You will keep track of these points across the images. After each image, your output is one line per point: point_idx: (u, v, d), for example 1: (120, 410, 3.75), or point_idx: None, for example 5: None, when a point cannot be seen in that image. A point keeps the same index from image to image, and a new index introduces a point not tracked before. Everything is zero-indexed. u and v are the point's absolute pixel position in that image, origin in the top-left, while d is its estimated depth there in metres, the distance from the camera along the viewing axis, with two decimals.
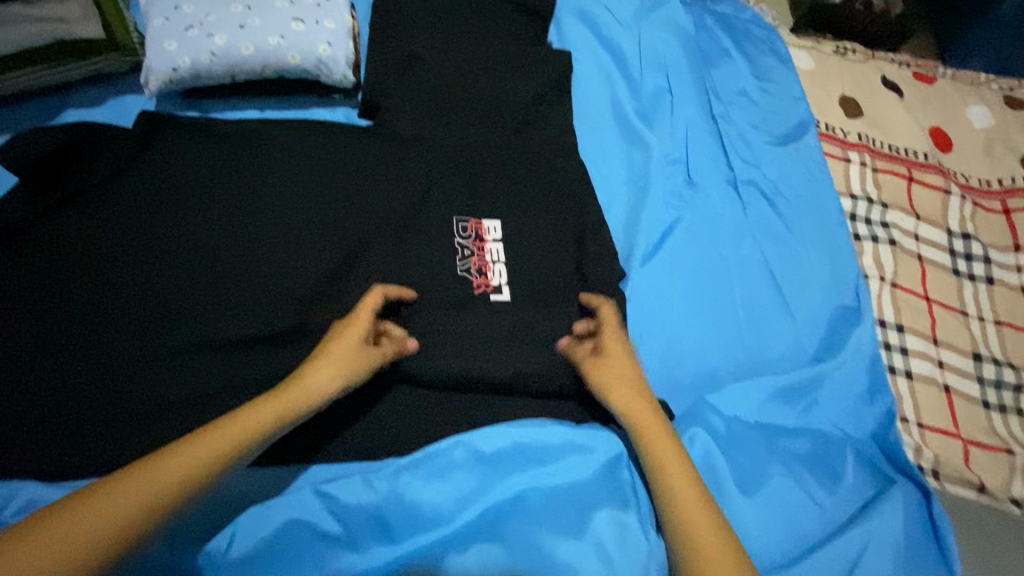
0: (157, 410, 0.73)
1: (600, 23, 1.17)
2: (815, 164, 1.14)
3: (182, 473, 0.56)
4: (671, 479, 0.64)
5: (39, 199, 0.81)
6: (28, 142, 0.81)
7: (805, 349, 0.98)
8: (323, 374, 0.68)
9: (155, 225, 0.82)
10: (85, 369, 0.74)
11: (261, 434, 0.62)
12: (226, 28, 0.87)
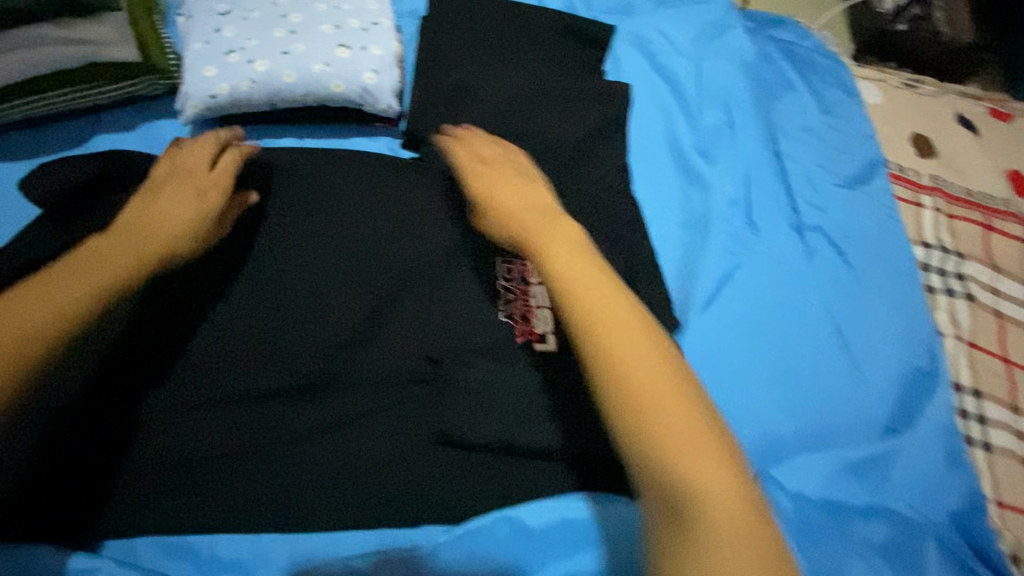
0: (187, 468, 0.69)
1: (656, 50, 1.10)
2: (886, 208, 1.06)
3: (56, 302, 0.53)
4: (679, 463, 0.45)
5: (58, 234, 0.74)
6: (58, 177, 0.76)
7: (876, 417, 0.90)
8: (178, 204, 0.65)
9: None
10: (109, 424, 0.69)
11: (146, 263, 0.60)
12: (269, 54, 0.82)
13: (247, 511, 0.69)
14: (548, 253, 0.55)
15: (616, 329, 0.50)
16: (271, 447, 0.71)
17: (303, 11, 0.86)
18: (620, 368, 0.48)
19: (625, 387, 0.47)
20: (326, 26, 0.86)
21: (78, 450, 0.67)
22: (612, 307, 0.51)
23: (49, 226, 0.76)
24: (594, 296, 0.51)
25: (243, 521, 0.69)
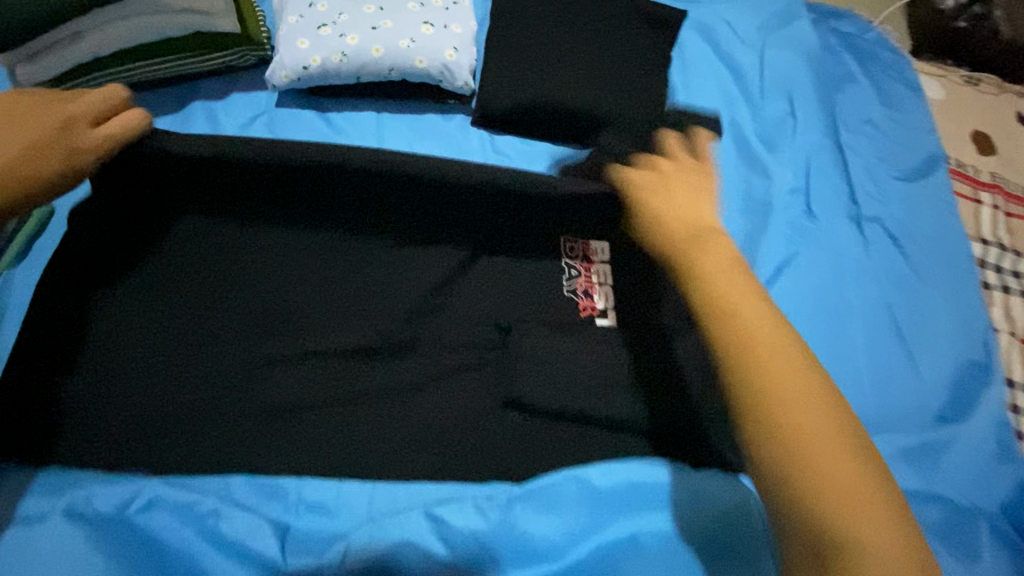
0: (277, 414, 0.76)
1: (720, 38, 1.11)
2: (946, 203, 1.06)
3: None
4: (839, 511, 0.45)
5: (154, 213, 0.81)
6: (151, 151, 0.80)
7: (930, 405, 0.91)
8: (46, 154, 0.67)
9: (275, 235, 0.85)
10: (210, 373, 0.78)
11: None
12: (359, 29, 0.87)
13: (326, 456, 0.75)
14: (705, 273, 0.55)
15: (762, 339, 0.50)
16: (353, 398, 0.79)
17: None
18: (781, 403, 0.48)
19: (771, 405, 0.48)
20: (412, 4, 0.90)
21: (177, 398, 0.75)
22: (763, 333, 0.51)
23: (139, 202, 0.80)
24: (747, 317, 0.52)
25: (333, 465, 0.74)
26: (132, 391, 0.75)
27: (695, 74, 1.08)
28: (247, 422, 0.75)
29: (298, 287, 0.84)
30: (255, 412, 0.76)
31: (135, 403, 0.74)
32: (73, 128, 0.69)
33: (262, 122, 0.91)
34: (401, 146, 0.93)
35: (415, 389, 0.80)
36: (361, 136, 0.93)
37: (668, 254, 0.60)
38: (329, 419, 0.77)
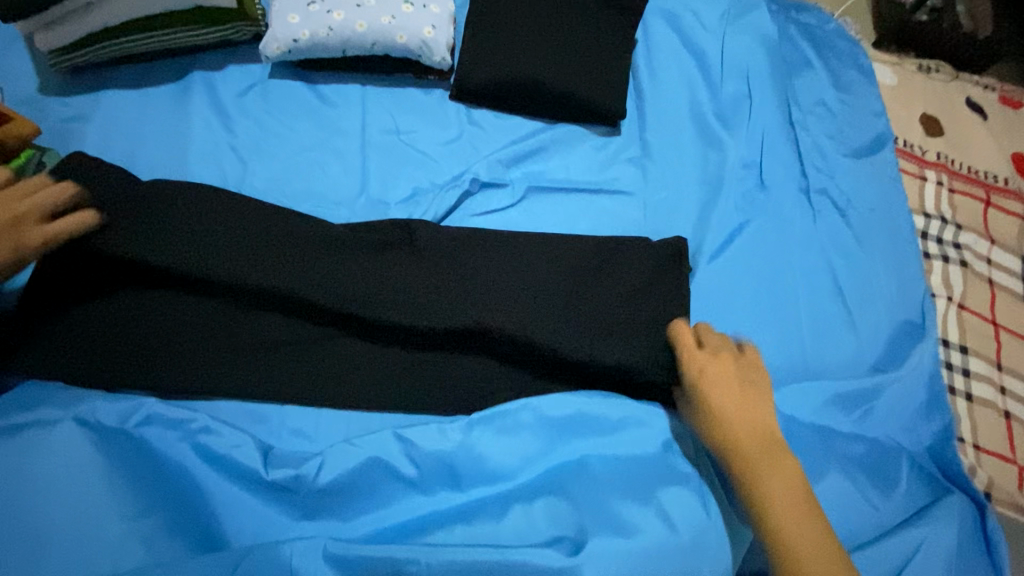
0: (245, 354, 0.82)
1: (684, 25, 1.20)
2: (891, 179, 1.14)
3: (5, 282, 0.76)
4: None
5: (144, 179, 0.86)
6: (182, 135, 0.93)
7: (865, 359, 0.99)
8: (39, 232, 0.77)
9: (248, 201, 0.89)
10: (182, 316, 0.82)
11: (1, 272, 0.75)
12: (344, 6, 0.95)
13: (296, 387, 0.82)
14: (741, 456, 0.72)
15: (782, 488, 0.70)
16: (318, 343, 0.84)
17: None
18: (786, 531, 0.67)
19: (780, 520, 0.68)
20: None
21: (150, 337, 0.81)
22: (773, 475, 0.70)
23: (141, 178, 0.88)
24: (767, 460, 0.71)
25: (300, 396, 0.82)
26: (111, 344, 0.80)
27: (660, 57, 1.17)
28: (216, 360, 0.81)
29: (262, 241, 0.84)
30: (225, 352, 0.82)
31: (108, 338, 0.80)
32: (23, 222, 0.76)
33: (255, 92, 1.00)
34: (383, 116, 1.02)
35: (386, 335, 0.84)
36: (347, 107, 1.02)
37: (724, 447, 0.74)
38: (302, 360, 0.83)
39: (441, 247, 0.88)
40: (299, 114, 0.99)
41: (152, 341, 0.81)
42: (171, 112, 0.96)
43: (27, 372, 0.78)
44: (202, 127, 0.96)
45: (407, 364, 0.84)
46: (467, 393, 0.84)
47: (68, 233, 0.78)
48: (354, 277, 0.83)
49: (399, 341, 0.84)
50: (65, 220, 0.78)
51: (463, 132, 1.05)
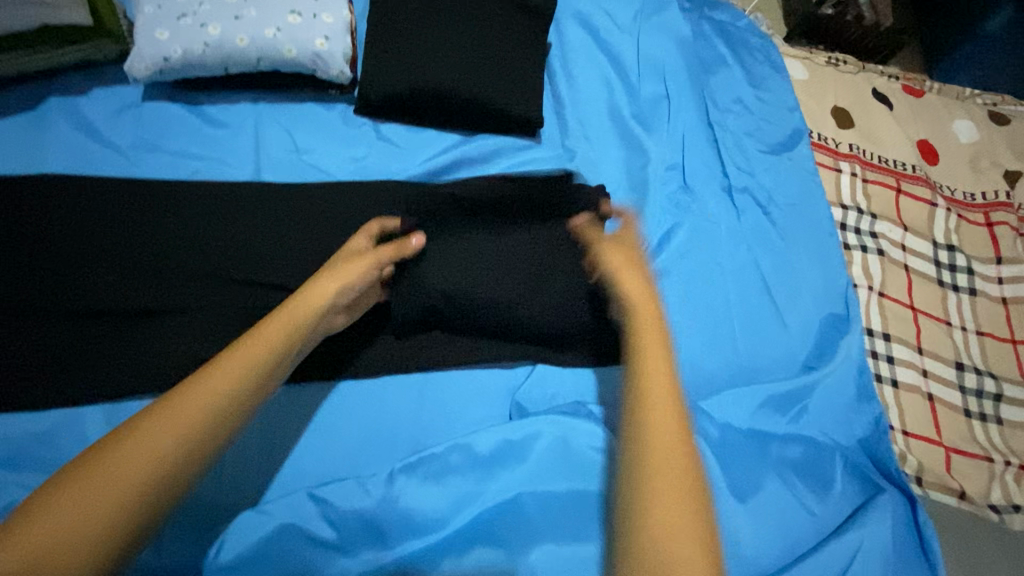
0: (135, 370, 0.75)
1: (599, 27, 1.17)
2: (808, 174, 1.15)
3: None
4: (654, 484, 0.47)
5: (19, 206, 0.79)
6: (45, 182, 0.81)
7: (796, 357, 0.99)
8: None
9: (142, 210, 0.82)
10: (65, 333, 0.75)
11: None
12: (221, 18, 0.85)
13: None
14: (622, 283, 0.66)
15: (678, 495, 0.47)
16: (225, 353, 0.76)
17: None
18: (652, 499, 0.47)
19: (661, 489, 0.47)
20: None
21: (28, 353, 0.74)
22: (654, 371, 0.54)
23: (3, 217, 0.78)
24: (648, 349, 0.57)
25: None
26: None
27: (576, 61, 1.13)
28: (103, 379, 0.74)
29: (165, 249, 0.81)
30: (113, 370, 0.74)
31: None
32: None
33: (127, 116, 0.88)
34: (280, 136, 0.93)
35: (261, 316, 0.80)
36: (237, 128, 0.92)
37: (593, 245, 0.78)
38: (171, 353, 0.76)
39: (324, 235, 0.86)
40: (180, 140, 0.89)
41: (28, 361, 0.74)
42: (27, 148, 0.84)
43: None
44: (66, 163, 0.84)
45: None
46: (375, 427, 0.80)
47: None
48: (258, 285, 0.81)
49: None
50: None
51: (371, 150, 0.97)
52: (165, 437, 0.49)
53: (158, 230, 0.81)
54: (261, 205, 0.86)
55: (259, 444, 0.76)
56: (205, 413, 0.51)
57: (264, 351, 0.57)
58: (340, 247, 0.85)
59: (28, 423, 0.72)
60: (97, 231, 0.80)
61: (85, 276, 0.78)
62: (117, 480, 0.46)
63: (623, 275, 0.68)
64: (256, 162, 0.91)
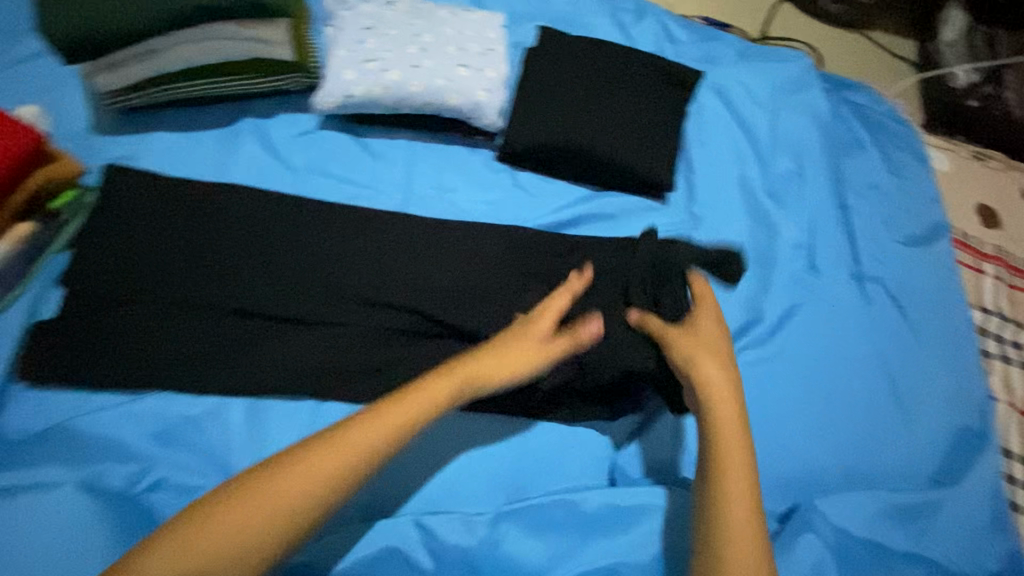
0: (283, 372, 0.82)
1: (736, 99, 1.18)
2: (947, 272, 1.09)
3: (12, 244, 0.78)
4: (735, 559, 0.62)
5: (201, 208, 0.88)
6: (225, 191, 0.90)
7: (922, 468, 0.92)
8: None
9: (303, 227, 0.90)
10: (223, 327, 0.82)
11: None
12: (401, 66, 0.95)
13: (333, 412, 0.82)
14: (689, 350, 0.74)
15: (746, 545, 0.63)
16: (359, 370, 0.83)
17: (433, 33, 0.99)
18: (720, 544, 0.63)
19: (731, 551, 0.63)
20: (451, 48, 0.98)
21: (191, 342, 0.81)
22: (731, 476, 0.67)
23: (187, 215, 0.87)
24: (729, 446, 0.68)
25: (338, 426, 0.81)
26: (146, 345, 0.79)
27: (710, 131, 1.15)
28: (251, 375, 0.81)
29: (318, 266, 0.88)
30: (264, 369, 0.81)
31: (143, 336, 0.79)
32: None
33: (303, 141, 0.98)
34: (428, 173, 1.01)
35: (404, 336, 0.86)
36: (393, 162, 1.00)
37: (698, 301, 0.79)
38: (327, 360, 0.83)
39: (459, 269, 0.91)
40: (343, 166, 0.98)
41: (189, 349, 0.80)
42: (217, 158, 0.94)
43: (49, 378, 0.76)
44: (246, 175, 0.94)
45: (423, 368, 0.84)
46: (479, 466, 0.81)
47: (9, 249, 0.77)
48: (394, 308, 0.86)
49: (413, 350, 0.85)
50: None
51: (507, 195, 1.03)
52: (355, 447, 0.61)
53: (314, 247, 0.89)
54: (411, 233, 0.93)
55: None
56: (388, 431, 0.62)
57: (435, 398, 0.66)
58: (469, 284, 0.90)
59: (182, 406, 0.79)
60: (263, 241, 0.88)
61: (263, 278, 0.86)
62: (276, 499, 0.57)
63: (706, 344, 0.75)
64: (404, 194, 0.98)
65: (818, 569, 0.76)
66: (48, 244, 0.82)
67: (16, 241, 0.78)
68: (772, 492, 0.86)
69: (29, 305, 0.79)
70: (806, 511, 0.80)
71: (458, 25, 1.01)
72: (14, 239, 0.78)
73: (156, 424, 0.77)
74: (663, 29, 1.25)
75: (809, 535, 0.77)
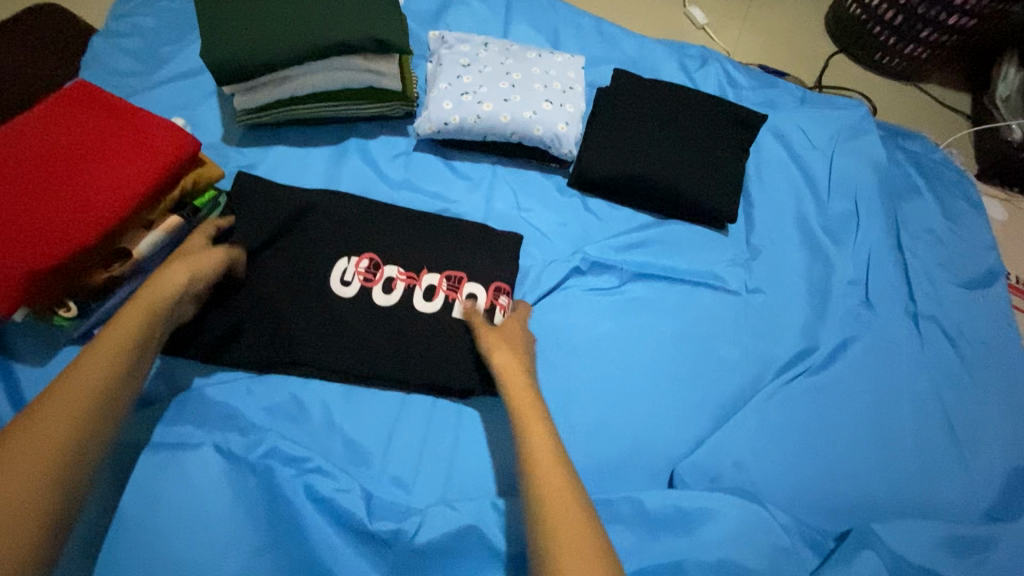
0: (360, 359, 0.90)
1: (794, 142, 1.26)
2: (1003, 316, 1.11)
3: (163, 231, 0.88)
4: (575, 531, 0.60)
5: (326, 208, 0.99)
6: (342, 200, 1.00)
7: (977, 504, 0.93)
8: (137, 234, 0.86)
9: (407, 233, 1.00)
10: (322, 312, 0.92)
11: (142, 249, 0.86)
12: (494, 99, 1.06)
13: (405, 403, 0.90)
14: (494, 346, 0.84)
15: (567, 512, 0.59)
16: (431, 366, 0.90)
17: (522, 71, 1.11)
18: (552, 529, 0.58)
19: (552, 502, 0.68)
20: (537, 84, 1.10)
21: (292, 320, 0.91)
22: (537, 444, 0.67)
23: (312, 220, 0.98)
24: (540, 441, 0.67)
25: (424, 416, 0.89)
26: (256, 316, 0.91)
27: (769, 169, 1.22)
28: (331, 358, 0.89)
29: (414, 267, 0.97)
30: (345, 354, 0.90)
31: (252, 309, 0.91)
32: (144, 212, 0.87)
33: (400, 160, 1.10)
34: (508, 194, 1.11)
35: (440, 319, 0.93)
36: (476, 182, 1.11)
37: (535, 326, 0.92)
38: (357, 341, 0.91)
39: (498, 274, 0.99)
40: (433, 184, 1.09)
41: (288, 326, 0.90)
42: (327, 171, 1.06)
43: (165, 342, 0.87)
44: (350, 187, 1.05)
45: (450, 350, 0.91)
46: None
47: (160, 236, 0.88)
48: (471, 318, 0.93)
49: (444, 337, 0.92)
50: (150, 236, 0.87)
51: (578, 218, 1.12)
52: (54, 427, 0.57)
53: (413, 251, 0.98)
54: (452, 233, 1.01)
55: (452, 448, 0.86)
56: (109, 370, 0.64)
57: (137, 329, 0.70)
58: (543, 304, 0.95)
59: (291, 386, 0.88)
60: (370, 241, 0.98)
61: (313, 264, 0.95)
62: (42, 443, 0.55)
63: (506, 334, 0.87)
64: (485, 212, 1.08)
65: None
66: (187, 233, 0.94)
67: (165, 229, 0.89)
68: (828, 512, 0.89)
69: None
70: (863, 531, 0.83)
71: (545, 66, 1.13)
72: (165, 227, 0.88)
73: (272, 399, 0.87)
74: (726, 75, 1.35)
75: (868, 551, 0.80)
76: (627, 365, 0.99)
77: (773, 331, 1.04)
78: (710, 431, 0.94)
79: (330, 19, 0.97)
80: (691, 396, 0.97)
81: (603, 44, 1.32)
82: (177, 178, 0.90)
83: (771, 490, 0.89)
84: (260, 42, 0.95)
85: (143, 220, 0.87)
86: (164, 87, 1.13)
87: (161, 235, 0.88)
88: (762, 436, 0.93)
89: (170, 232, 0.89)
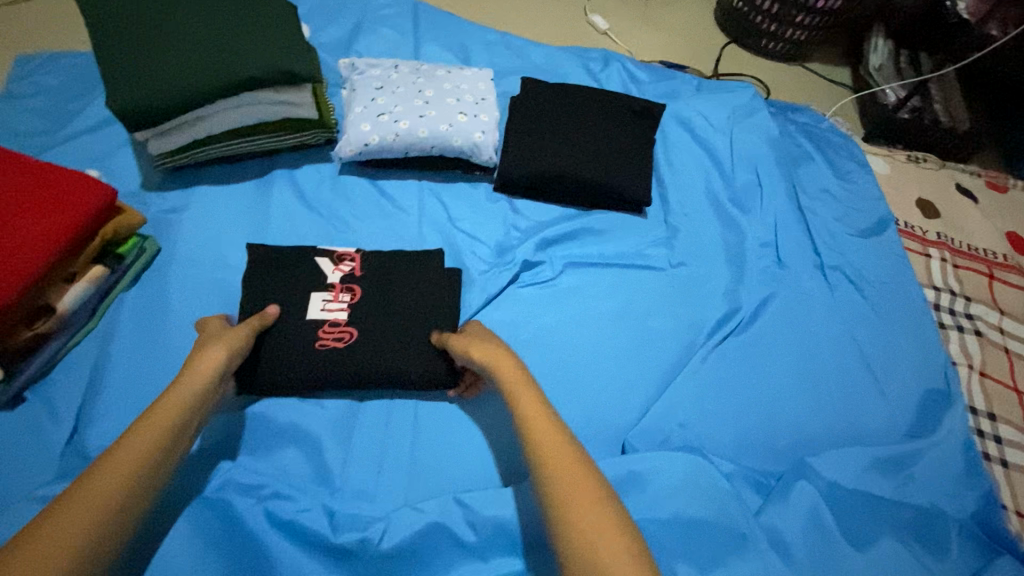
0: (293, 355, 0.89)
1: (696, 125, 1.36)
2: (896, 257, 1.24)
3: (85, 282, 0.88)
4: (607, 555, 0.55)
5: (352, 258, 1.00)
6: (281, 239, 1.04)
7: (897, 427, 1.02)
8: (58, 290, 0.86)
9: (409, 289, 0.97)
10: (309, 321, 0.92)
11: (66, 304, 0.86)
12: (410, 116, 1.11)
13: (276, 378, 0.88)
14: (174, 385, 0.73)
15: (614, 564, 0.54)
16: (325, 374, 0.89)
17: (434, 88, 1.16)
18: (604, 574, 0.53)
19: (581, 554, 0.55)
20: (450, 98, 1.15)
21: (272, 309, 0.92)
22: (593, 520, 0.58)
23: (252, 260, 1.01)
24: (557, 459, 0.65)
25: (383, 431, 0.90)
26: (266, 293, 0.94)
27: (677, 153, 1.32)
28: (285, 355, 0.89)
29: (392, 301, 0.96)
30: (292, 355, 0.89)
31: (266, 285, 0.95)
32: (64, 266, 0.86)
33: (326, 186, 1.13)
34: (437, 206, 1.15)
35: (326, 344, 0.90)
36: (404, 198, 1.15)
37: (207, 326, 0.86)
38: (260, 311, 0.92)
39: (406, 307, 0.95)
40: (361, 204, 1.12)
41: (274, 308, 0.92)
42: (251, 204, 1.07)
43: (99, 394, 0.85)
44: (277, 217, 1.07)
45: (300, 375, 0.88)
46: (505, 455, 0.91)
47: (83, 289, 0.88)
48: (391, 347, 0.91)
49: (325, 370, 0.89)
50: (72, 290, 0.87)
51: (506, 219, 1.17)
52: (90, 508, 0.57)
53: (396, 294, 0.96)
54: (412, 288, 0.97)
55: (410, 452, 0.88)
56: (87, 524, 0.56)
57: (135, 460, 0.63)
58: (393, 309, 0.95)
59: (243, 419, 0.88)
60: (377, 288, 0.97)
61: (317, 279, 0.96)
62: None
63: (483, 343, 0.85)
64: (419, 223, 1.12)
65: (815, 513, 0.85)
66: (114, 281, 0.94)
67: (87, 280, 0.89)
68: (766, 455, 0.96)
69: (101, 337, 0.90)
70: (799, 466, 0.91)
71: (455, 81, 1.19)
72: (87, 279, 0.89)
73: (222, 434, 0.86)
74: (627, 73, 1.45)
75: (803, 483, 0.88)
76: (568, 349, 1.04)
77: (698, 299, 1.12)
78: (652, 398, 1.00)
79: (236, 56, 0.99)
80: (632, 368, 1.03)
81: (510, 56, 1.40)
82: (95, 228, 0.89)
83: (713, 443, 0.96)
84: (168, 84, 0.96)
85: (65, 276, 0.86)
86: (75, 141, 1.12)
87: (84, 288, 0.88)
88: (700, 396, 1.00)
89: (93, 283, 0.89)
